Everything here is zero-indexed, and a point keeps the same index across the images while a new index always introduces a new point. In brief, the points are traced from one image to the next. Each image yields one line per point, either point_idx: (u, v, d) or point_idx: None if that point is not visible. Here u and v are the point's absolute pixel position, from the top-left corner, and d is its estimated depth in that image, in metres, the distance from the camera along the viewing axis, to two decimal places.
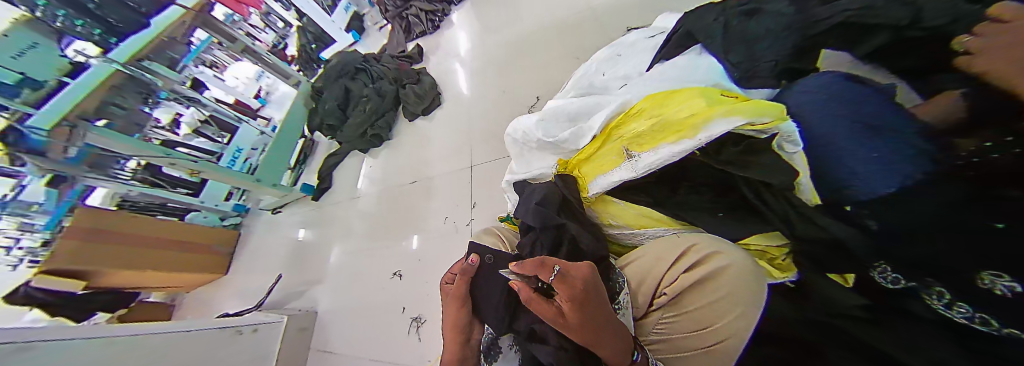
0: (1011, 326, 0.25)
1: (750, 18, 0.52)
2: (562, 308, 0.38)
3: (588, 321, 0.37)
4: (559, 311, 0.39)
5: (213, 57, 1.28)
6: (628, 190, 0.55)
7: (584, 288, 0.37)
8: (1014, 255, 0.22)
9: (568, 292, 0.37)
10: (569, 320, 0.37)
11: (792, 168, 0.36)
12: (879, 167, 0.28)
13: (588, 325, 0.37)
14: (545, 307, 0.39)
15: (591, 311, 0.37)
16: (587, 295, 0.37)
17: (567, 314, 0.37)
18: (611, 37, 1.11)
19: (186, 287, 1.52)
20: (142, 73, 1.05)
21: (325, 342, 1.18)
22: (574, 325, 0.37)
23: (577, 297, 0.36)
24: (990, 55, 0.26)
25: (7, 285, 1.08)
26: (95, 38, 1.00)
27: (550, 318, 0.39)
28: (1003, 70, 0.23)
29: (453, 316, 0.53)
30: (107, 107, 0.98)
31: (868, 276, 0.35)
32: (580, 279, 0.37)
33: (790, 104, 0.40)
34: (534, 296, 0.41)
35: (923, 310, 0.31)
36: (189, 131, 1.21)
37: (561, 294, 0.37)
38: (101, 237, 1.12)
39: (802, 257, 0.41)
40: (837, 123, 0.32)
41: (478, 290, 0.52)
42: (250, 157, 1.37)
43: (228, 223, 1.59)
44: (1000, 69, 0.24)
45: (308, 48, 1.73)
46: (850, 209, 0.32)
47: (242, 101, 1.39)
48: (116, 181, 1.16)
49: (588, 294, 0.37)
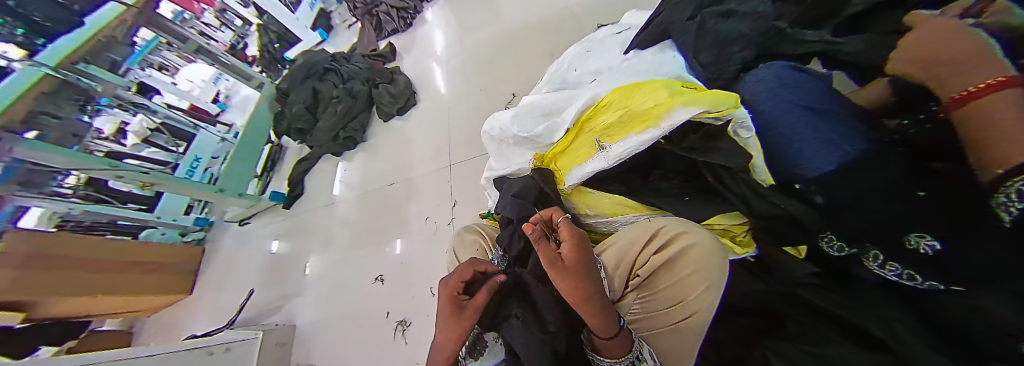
0: (931, 279, 0.28)
1: (726, 21, 0.48)
2: (563, 250, 0.42)
3: (583, 266, 0.40)
4: (559, 255, 0.42)
5: (162, 59, 1.19)
6: (603, 180, 0.56)
7: (583, 238, 0.44)
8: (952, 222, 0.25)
9: (573, 235, 0.43)
10: (567, 262, 0.41)
11: (746, 151, 0.39)
12: (822, 142, 0.32)
13: (584, 267, 0.41)
14: (547, 250, 0.42)
15: (586, 258, 0.42)
16: (584, 241, 0.43)
17: (568, 254, 0.42)
18: (583, 34, 1.13)
19: (145, 311, 1.40)
20: (78, 77, 0.94)
21: (307, 355, 1.13)
22: (572, 265, 0.40)
23: (576, 238, 0.43)
24: (908, 54, 0.31)
25: None
26: (19, 39, 0.89)
27: (550, 261, 0.41)
28: (936, 64, 0.27)
29: (447, 329, 0.44)
30: (38, 117, 0.88)
31: (818, 246, 0.39)
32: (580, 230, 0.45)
33: (745, 92, 0.43)
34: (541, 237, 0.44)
35: (863, 273, 0.35)
36: (139, 140, 1.11)
37: (564, 234, 0.44)
38: (47, 262, 1.01)
39: (764, 234, 0.45)
40: (787, 108, 0.36)
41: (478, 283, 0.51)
42: (211, 166, 1.29)
43: (190, 238, 1.49)
44: (930, 65, 0.28)
45: (270, 48, 1.60)
46: (800, 186, 0.35)
47: (198, 106, 1.31)
48: (52, 198, 1.04)
49: (587, 246, 0.44)
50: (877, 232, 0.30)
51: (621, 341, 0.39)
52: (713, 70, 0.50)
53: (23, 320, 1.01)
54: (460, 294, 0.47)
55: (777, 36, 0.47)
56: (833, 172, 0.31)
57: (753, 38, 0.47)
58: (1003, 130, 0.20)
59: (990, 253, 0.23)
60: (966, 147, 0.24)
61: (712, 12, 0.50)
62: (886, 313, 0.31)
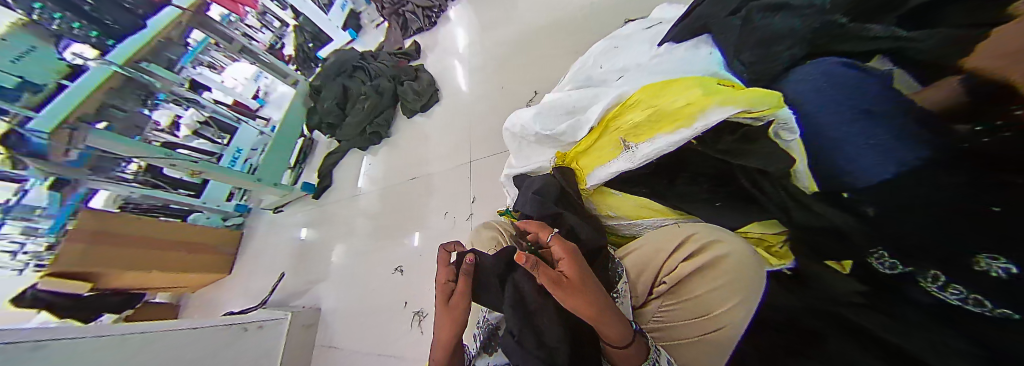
0: (1002, 306, 0.24)
1: (777, 14, 0.44)
2: (564, 268, 0.38)
3: (588, 280, 0.38)
4: (560, 275, 0.38)
5: (211, 58, 1.31)
6: (627, 182, 0.55)
7: (576, 250, 0.42)
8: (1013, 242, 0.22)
9: (567, 250, 0.40)
10: (571, 279, 0.37)
11: (789, 156, 0.37)
12: (872, 147, 0.29)
13: (589, 281, 0.38)
14: (547, 273, 0.38)
15: (588, 272, 0.39)
16: (579, 254, 0.41)
17: (571, 272, 0.38)
18: (610, 30, 1.10)
19: (190, 287, 1.54)
20: (140, 74, 1.04)
21: (330, 338, 1.20)
22: (579, 282, 0.37)
23: (570, 253, 0.40)
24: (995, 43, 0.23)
25: (11, 291, 1.08)
26: (93, 40, 0.99)
27: (553, 283, 0.38)
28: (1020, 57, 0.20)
29: (444, 313, 0.51)
30: (108, 109, 0.98)
31: (865, 262, 0.35)
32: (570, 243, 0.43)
33: (790, 93, 0.39)
34: (539, 260, 0.39)
35: (919, 294, 0.31)
36: (190, 132, 1.24)
37: (559, 252, 0.41)
38: (111, 240, 1.14)
39: (801, 244, 0.42)
40: (840, 110, 0.32)
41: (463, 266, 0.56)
42: (250, 157, 1.40)
43: (230, 223, 1.61)
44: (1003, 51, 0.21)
45: (305, 47, 1.73)
46: (848, 195, 0.33)
47: (241, 102, 1.44)
48: (116, 182, 1.16)
49: (583, 257, 0.41)
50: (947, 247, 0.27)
51: (637, 349, 0.39)
52: (758, 70, 0.47)
53: (90, 289, 1.16)
54: (447, 280, 0.54)
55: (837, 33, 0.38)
56: (888, 180, 0.29)
57: (804, 35, 0.40)
58: None
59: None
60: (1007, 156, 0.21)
61: (759, 5, 0.47)
62: (935, 333, 0.30)
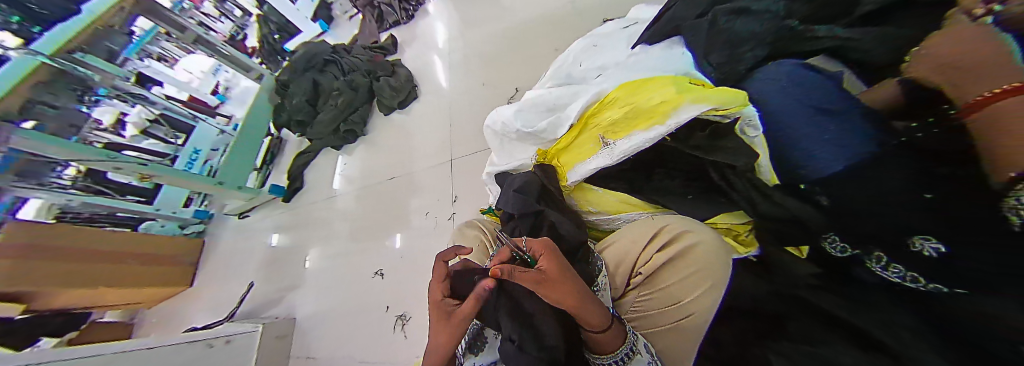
0: (936, 281, 0.27)
1: (738, 17, 0.48)
2: (543, 263, 0.38)
3: (566, 273, 0.38)
4: (538, 272, 0.37)
5: (162, 50, 1.18)
6: (605, 178, 0.56)
7: (553, 247, 0.42)
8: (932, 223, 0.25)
9: (545, 247, 0.41)
10: (550, 274, 0.37)
11: (752, 149, 0.39)
12: (831, 143, 0.33)
13: (567, 274, 0.38)
14: (525, 273, 0.36)
15: (566, 266, 0.39)
16: (556, 250, 0.42)
17: (549, 267, 0.38)
18: (589, 28, 1.11)
19: (145, 303, 1.40)
20: (74, 66, 0.92)
21: (307, 348, 1.14)
22: (558, 275, 0.37)
23: (549, 249, 0.41)
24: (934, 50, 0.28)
25: None
26: (14, 26, 0.88)
27: (531, 281, 0.36)
28: (950, 68, 0.25)
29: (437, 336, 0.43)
30: (35, 106, 0.87)
31: (820, 247, 0.37)
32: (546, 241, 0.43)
33: (755, 92, 0.43)
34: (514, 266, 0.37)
35: (866, 274, 0.33)
36: (138, 132, 1.12)
37: (538, 249, 0.41)
38: (45, 255, 1.01)
39: (766, 233, 0.44)
40: (798, 110, 0.37)
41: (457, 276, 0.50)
42: (210, 159, 1.27)
43: (190, 231, 1.49)
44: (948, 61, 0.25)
45: (270, 38, 1.59)
46: (804, 186, 0.36)
47: (198, 97, 1.30)
48: (51, 190, 1.04)
49: (559, 253, 0.42)
50: (880, 232, 0.30)
51: (615, 332, 0.40)
52: (725, 70, 0.49)
53: (23, 310, 1.02)
54: (443, 296, 0.46)
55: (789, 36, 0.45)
56: (840, 172, 0.32)
57: (766, 37, 0.46)
58: (1002, 134, 0.19)
59: (981, 261, 0.22)
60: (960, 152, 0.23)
61: (725, 9, 0.49)
62: (886, 313, 0.31)
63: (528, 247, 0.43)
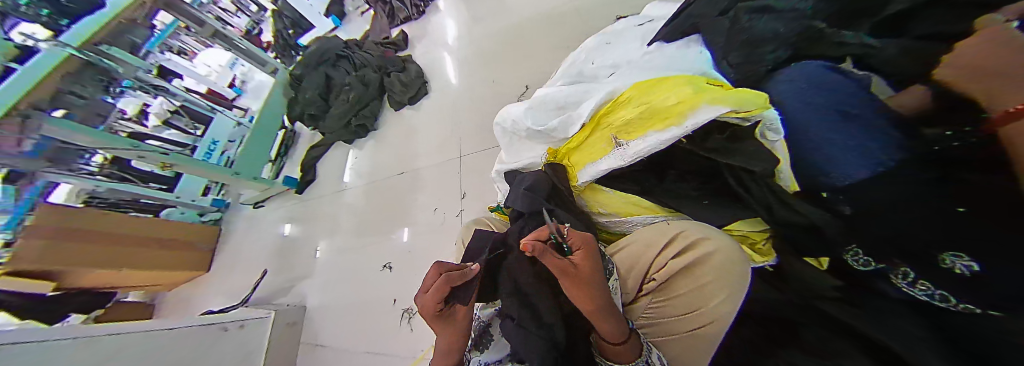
0: (967, 302, 0.26)
1: (761, 16, 0.45)
2: (576, 258, 0.38)
3: (597, 275, 0.38)
4: (572, 264, 0.37)
5: (181, 43, 1.23)
6: (616, 179, 0.55)
7: (591, 244, 0.41)
8: (979, 243, 0.24)
9: (583, 242, 0.40)
10: (582, 270, 0.37)
11: (773, 155, 0.37)
12: (852, 150, 0.30)
13: (597, 276, 0.38)
14: (558, 260, 0.37)
15: (598, 266, 0.39)
16: (593, 249, 0.41)
17: (582, 264, 0.38)
18: (602, 26, 1.09)
19: (166, 285, 1.47)
20: (100, 59, 0.96)
21: (315, 336, 1.17)
22: (588, 276, 0.37)
23: (586, 245, 0.40)
24: (968, 59, 0.27)
25: None
26: (44, 19, 0.90)
27: (563, 270, 0.37)
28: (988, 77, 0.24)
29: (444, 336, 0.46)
30: (64, 96, 0.90)
31: (842, 259, 0.37)
32: (586, 235, 0.42)
33: (775, 94, 0.40)
34: (547, 247, 0.37)
35: (887, 288, 0.33)
36: (160, 122, 1.16)
37: (576, 242, 0.40)
38: (77, 237, 1.07)
39: (784, 242, 0.43)
40: (821, 113, 0.34)
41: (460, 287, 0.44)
42: (227, 150, 1.33)
43: (207, 218, 1.54)
44: (993, 70, 0.24)
45: (284, 33, 1.62)
46: (826, 195, 0.34)
47: (216, 91, 1.37)
48: (81, 176, 1.10)
49: (596, 251, 0.41)
50: (922, 237, 0.28)
51: (632, 345, 0.40)
52: (743, 72, 0.47)
53: (54, 288, 1.10)
54: (436, 306, 0.43)
55: (814, 37, 0.42)
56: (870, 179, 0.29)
57: (788, 37, 0.43)
58: None
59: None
60: (1008, 163, 0.22)
61: (746, 8, 0.47)
62: (903, 327, 0.30)
63: (566, 236, 0.41)
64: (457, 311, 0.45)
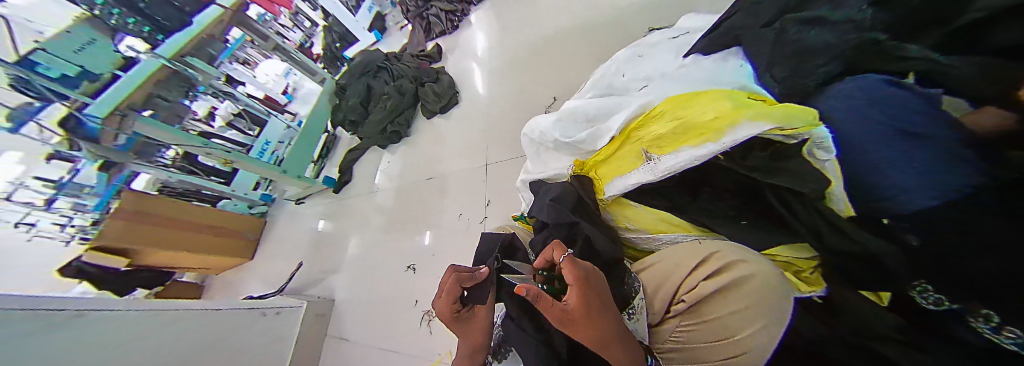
0: None
1: (810, 28, 0.41)
2: (569, 301, 0.39)
3: (594, 315, 0.38)
4: (564, 310, 0.39)
5: (246, 55, 1.41)
6: (644, 194, 0.54)
7: (587, 277, 0.40)
8: None
9: (577, 278, 0.39)
10: (576, 315, 0.38)
11: (823, 175, 0.34)
12: (922, 174, 0.26)
13: (594, 315, 0.38)
14: (550, 308, 0.39)
15: (596, 303, 0.38)
16: (589, 283, 0.40)
17: (575, 307, 0.38)
18: (634, 37, 1.08)
19: (215, 269, 1.63)
20: (185, 68, 1.10)
21: (341, 330, 1.23)
22: (583, 319, 0.37)
23: (580, 280, 0.39)
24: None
25: (53, 263, 1.22)
26: (145, 35, 1.08)
27: (557, 317, 0.39)
28: None
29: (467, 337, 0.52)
30: (153, 100, 1.07)
31: (907, 296, 0.33)
32: (585, 266, 0.41)
33: (824, 109, 0.36)
34: (541, 295, 0.40)
35: (967, 334, 0.29)
36: (223, 123, 1.36)
37: (568, 277, 0.40)
38: (151, 220, 1.23)
39: (833, 271, 0.39)
40: (873, 129, 0.30)
41: (471, 288, 0.52)
42: (276, 150, 1.46)
43: (256, 211, 1.68)
44: None
45: (332, 47, 1.80)
46: (887, 221, 0.31)
47: (271, 96, 1.54)
48: (157, 167, 1.25)
49: (592, 285, 0.40)
50: (1002, 281, 0.24)
51: None
52: (790, 85, 0.44)
53: (127, 264, 1.27)
54: (452, 306, 0.50)
55: (873, 50, 0.35)
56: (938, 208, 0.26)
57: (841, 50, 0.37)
58: None
59: None
60: None
61: (794, 19, 0.43)
62: None
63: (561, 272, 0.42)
64: (474, 314, 0.52)
